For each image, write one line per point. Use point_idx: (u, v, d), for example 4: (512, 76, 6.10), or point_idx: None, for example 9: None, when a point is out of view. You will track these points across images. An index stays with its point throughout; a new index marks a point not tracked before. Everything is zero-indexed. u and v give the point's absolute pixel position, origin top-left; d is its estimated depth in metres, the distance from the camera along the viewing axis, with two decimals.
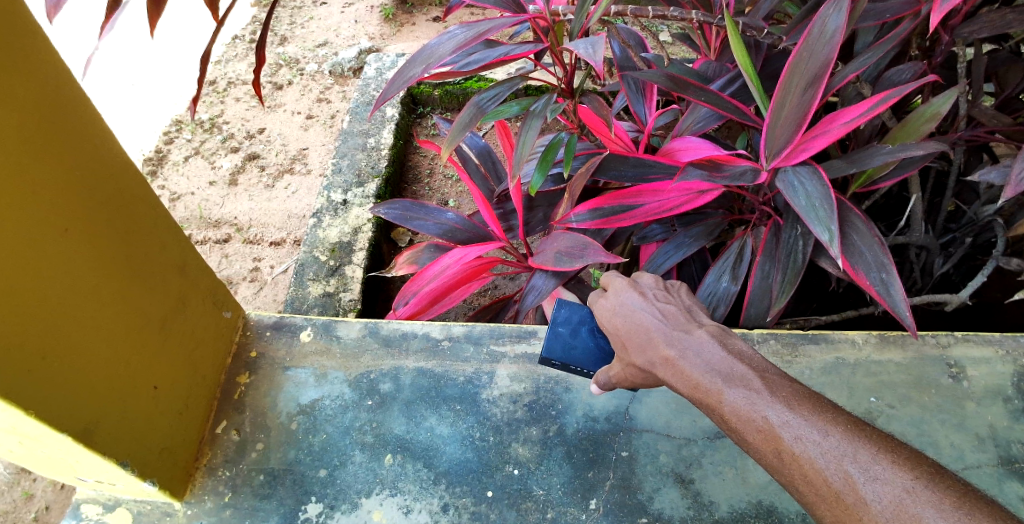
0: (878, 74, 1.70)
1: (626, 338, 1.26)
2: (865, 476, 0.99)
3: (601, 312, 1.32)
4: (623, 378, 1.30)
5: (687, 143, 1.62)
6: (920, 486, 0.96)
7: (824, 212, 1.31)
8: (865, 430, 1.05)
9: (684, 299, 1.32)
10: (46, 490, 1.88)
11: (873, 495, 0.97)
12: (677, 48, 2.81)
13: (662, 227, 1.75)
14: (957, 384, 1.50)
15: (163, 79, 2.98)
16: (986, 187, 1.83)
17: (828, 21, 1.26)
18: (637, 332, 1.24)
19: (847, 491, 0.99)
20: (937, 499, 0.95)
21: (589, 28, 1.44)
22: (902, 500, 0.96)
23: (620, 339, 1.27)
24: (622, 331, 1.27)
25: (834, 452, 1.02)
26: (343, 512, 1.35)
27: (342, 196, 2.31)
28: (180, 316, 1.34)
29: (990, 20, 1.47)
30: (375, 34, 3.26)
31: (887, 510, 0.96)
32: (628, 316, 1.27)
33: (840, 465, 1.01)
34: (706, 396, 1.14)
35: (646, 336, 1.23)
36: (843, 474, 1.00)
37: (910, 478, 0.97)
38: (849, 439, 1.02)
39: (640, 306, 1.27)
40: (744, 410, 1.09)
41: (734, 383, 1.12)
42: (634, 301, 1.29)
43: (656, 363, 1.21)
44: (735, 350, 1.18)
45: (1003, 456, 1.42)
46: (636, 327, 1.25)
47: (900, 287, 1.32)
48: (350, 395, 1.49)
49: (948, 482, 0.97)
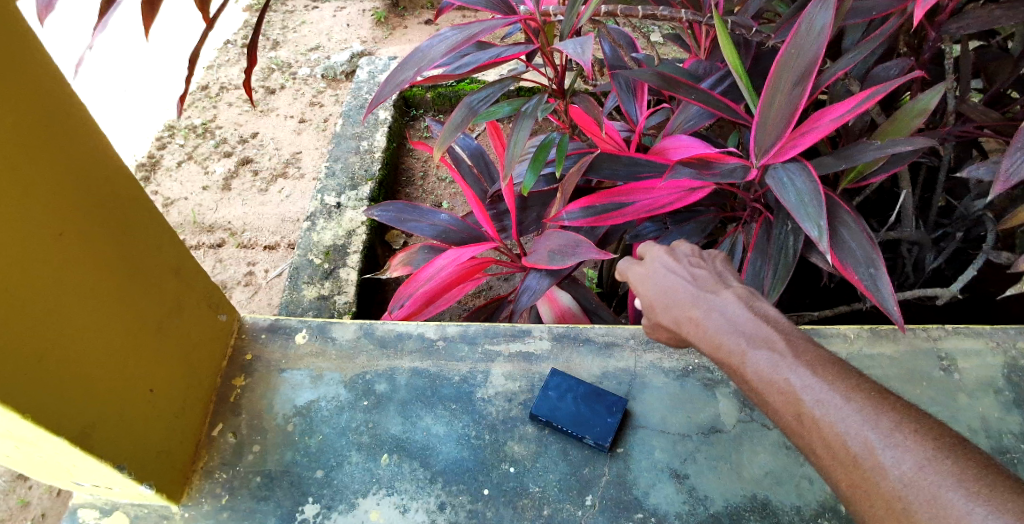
0: (867, 71, 1.72)
1: (652, 301, 1.29)
2: (885, 442, 0.95)
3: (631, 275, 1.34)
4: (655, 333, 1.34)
5: (678, 141, 1.65)
6: (941, 456, 0.91)
7: (813, 207, 1.33)
8: (890, 399, 1.00)
9: (718, 264, 1.31)
10: (42, 497, 1.87)
11: (892, 461, 0.93)
12: (668, 48, 2.84)
13: (656, 226, 1.77)
14: (948, 377, 1.52)
15: (156, 84, 2.98)
16: (976, 182, 1.86)
17: (815, 19, 1.27)
18: (665, 293, 1.26)
19: (865, 456, 0.95)
20: (958, 470, 0.89)
21: (579, 29, 1.46)
22: (923, 466, 0.91)
23: (646, 300, 1.30)
24: (650, 294, 1.30)
25: (854, 418, 0.98)
26: (340, 513, 1.35)
27: (336, 199, 2.32)
28: (177, 318, 1.35)
29: (978, 16, 1.48)
30: (367, 37, 3.27)
31: (906, 476, 0.91)
32: (658, 279, 1.29)
33: (860, 430, 0.97)
34: (728, 357, 1.14)
35: (672, 297, 1.25)
36: (862, 440, 0.96)
37: (931, 447, 0.92)
38: (870, 406, 0.98)
39: (670, 270, 1.29)
40: (766, 373, 1.08)
41: (757, 345, 1.12)
42: (664, 265, 1.31)
43: (681, 319, 1.23)
44: (761, 312, 1.17)
45: (994, 447, 1.43)
46: (663, 290, 1.27)
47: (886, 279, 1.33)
48: (346, 396, 1.49)
49: (970, 452, 0.92)
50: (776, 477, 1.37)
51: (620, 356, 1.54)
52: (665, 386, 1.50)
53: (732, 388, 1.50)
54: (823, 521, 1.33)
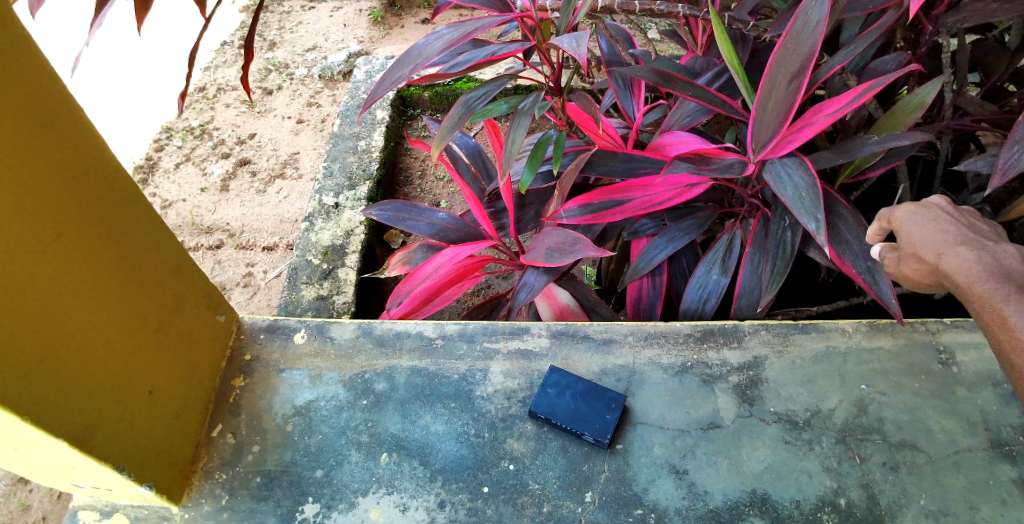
0: (865, 65, 1.73)
1: (919, 235, 1.28)
2: None
3: (897, 213, 1.33)
4: (896, 267, 1.33)
5: (675, 138, 1.63)
6: None
7: (810, 201, 1.33)
8: None
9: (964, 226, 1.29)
10: (43, 500, 1.87)
11: None
12: (665, 45, 2.84)
13: (653, 222, 1.76)
14: (947, 370, 1.51)
15: (153, 86, 2.98)
16: (973, 176, 1.85)
17: (812, 12, 1.27)
18: (937, 229, 1.28)
19: None
20: None
21: (576, 25, 1.46)
22: None
23: (911, 235, 1.30)
24: (915, 231, 1.29)
25: None
26: (340, 512, 1.36)
27: (334, 199, 2.32)
28: (175, 319, 1.35)
29: (975, 10, 1.48)
30: (364, 37, 3.26)
31: None
32: (930, 218, 1.30)
33: None
34: None
35: (941, 232, 1.27)
36: None
37: None
38: None
39: (943, 211, 1.32)
40: None
41: None
42: (942, 207, 1.33)
43: (944, 251, 1.25)
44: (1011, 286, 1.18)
45: (994, 440, 1.42)
46: (940, 225, 1.29)
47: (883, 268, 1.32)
48: (345, 396, 1.49)
49: None
50: (775, 472, 1.37)
51: (619, 353, 1.55)
52: (664, 382, 1.50)
53: (730, 383, 1.50)
54: (823, 515, 1.33)
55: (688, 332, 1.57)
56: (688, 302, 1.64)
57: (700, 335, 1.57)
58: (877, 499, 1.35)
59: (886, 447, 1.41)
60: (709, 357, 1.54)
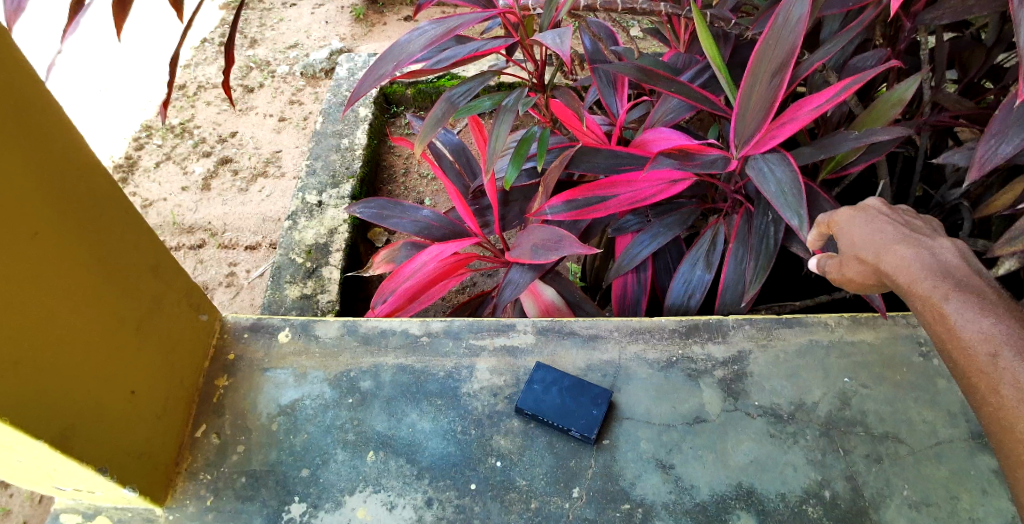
0: (844, 61, 1.75)
1: (858, 236, 1.25)
2: None
3: (837, 218, 1.30)
4: (839, 271, 1.30)
5: (658, 134, 1.63)
6: None
7: (792, 198, 1.34)
8: None
9: (900, 218, 1.28)
10: (24, 505, 1.85)
11: None
12: (648, 43, 2.85)
13: (637, 218, 1.76)
14: (928, 362, 1.52)
15: (132, 83, 2.94)
16: (953, 170, 1.87)
17: (793, 9, 1.26)
18: (873, 229, 1.25)
19: None
20: None
21: (559, 22, 1.46)
22: None
23: (850, 237, 1.27)
24: (855, 233, 1.26)
25: None
26: (327, 511, 1.35)
27: (317, 198, 2.30)
28: (156, 319, 1.34)
29: (951, 6, 1.48)
30: (346, 34, 3.25)
31: None
32: (867, 220, 1.27)
33: None
34: None
35: (878, 232, 1.24)
36: None
37: None
38: None
39: (880, 213, 1.29)
40: (1013, 339, 1.04)
41: (1007, 315, 1.07)
42: (878, 210, 1.30)
43: (883, 250, 1.22)
44: (953, 276, 1.14)
45: (974, 430, 1.43)
46: (877, 226, 1.26)
47: (832, 278, 1.32)
48: (330, 394, 1.48)
49: None
50: (760, 465, 1.38)
51: (604, 349, 1.55)
52: (650, 377, 1.51)
53: (715, 378, 1.50)
54: (807, 507, 1.35)
55: (673, 327, 1.58)
56: (673, 296, 1.66)
57: (685, 330, 1.58)
58: (861, 491, 1.37)
59: (870, 439, 1.43)
60: (694, 351, 1.55)
